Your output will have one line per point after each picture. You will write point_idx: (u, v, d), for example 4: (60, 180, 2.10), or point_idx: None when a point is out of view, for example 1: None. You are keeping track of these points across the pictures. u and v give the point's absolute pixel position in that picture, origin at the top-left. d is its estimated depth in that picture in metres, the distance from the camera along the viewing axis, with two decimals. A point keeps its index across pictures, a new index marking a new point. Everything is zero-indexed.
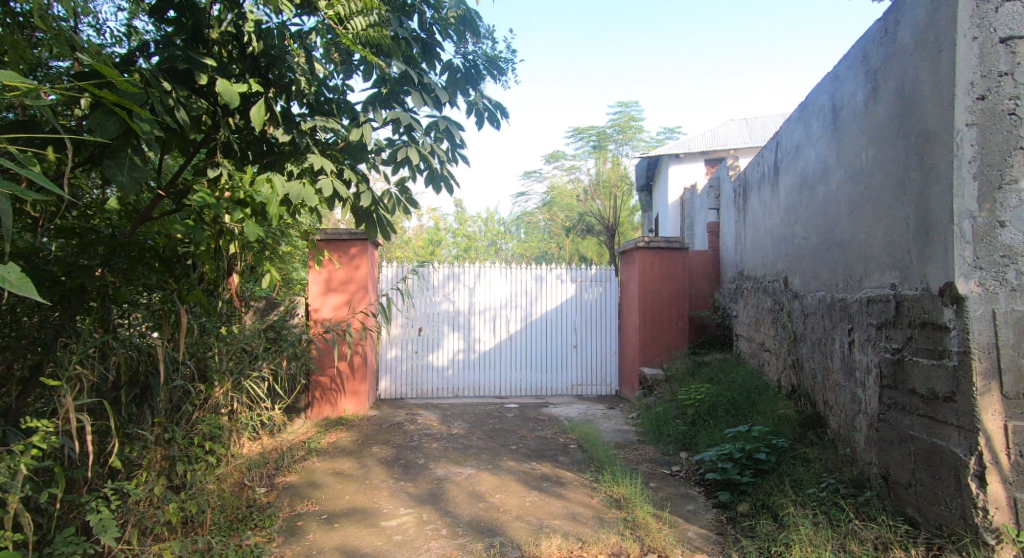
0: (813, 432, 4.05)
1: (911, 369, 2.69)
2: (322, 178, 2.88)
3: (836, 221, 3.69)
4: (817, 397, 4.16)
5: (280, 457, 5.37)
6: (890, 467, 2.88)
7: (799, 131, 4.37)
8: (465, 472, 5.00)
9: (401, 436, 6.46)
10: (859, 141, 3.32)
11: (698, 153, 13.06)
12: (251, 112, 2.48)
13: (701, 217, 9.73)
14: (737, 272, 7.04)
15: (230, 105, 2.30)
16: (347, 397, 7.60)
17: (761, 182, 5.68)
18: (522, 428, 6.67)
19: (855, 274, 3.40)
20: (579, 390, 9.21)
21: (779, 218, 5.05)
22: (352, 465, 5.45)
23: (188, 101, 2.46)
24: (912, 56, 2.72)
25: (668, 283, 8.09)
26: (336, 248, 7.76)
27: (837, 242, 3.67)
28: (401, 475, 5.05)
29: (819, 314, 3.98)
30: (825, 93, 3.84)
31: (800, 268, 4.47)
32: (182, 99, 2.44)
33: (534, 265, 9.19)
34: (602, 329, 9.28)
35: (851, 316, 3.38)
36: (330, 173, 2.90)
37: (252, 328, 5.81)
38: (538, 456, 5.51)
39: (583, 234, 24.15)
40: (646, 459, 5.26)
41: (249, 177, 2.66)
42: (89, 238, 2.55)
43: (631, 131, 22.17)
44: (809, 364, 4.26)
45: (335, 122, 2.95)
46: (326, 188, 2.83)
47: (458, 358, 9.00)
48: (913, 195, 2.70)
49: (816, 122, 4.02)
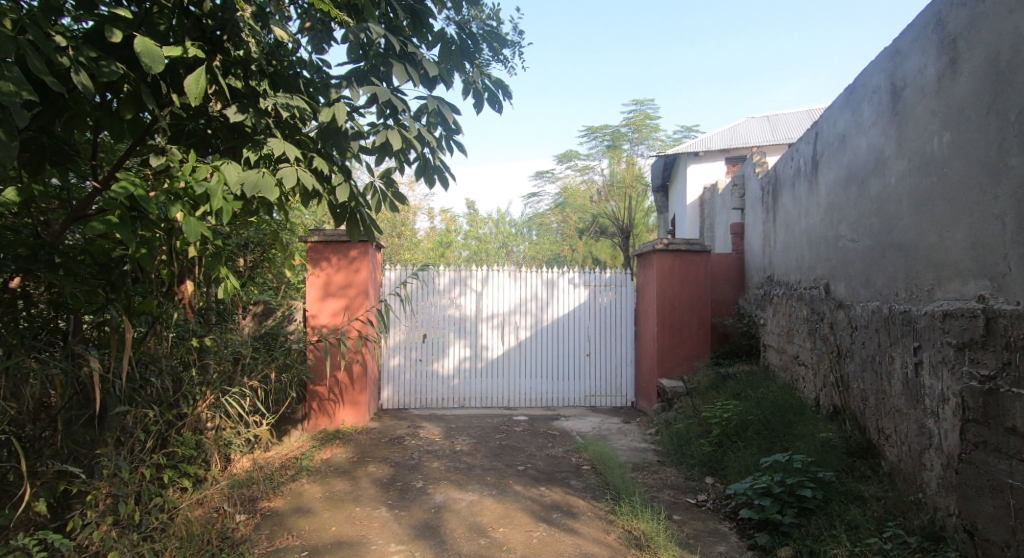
0: (865, 465, 3.52)
1: (1011, 404, 2.16)
2: (285, 167, 2.41)
3: (895, 220, 3.18)
4: (869, 423, 3.63)
5: (267, 479, 4.92)
6: (978, 521, 2.36)
7: (846, 118, 3.86)
8: (466, 500, 4.51)
9: (400, 453, 5.98)
10: (928, 125, 2.81)
11: (718, 151, 12.52)
12: (187, 81, 2.15)
13: (723, 217, 9.19)
14: (765, 277, 6.49)
15: (153, 70, 2.01)
16: (347, 408, 7.17)
17: (795, 178, 5.16)
18: (531, 445, 6.17)
19: (921, 282, 2.88)
20: (592, 401, 8.69)
21: (819, 218, 4.52)
22: (345, 487, 4.98)
23: (99, 67, 2.11)
24: (1010, 14, 2.21)
25: (688, 289, 7.57)
26: (334, 249, 7.32)
27: (897, 245, 3.15)
28: (396, 501, 4.57)
29: (873, 327, 3.45)
30: (881, 73, 3.34)
31: (847, 273, 3.94)
32: (94, 63, 2.10)
33: (545, 269, 8.70)
34: (617, 336, 8.75)
35: (918, 332, 2.86)
36: (296, 162, 2.44)
37: (239, 337, 5.39)
38: (547, 479, 5.01)
39: (596, 237, 23.49)
40: (669, 485, 4.74)
41: (191, 164, 2.20)
42: (7, 239, 2.18)
43: (647, 130, 21.61)
44: (860, 385, 3.72)
45: (302, 101, 2.46)
46: (288, 180, 2.35)
47: (465, 366, 8.53)
48: (1013, 186, 2.19)
49: (868, 107, 3.51)
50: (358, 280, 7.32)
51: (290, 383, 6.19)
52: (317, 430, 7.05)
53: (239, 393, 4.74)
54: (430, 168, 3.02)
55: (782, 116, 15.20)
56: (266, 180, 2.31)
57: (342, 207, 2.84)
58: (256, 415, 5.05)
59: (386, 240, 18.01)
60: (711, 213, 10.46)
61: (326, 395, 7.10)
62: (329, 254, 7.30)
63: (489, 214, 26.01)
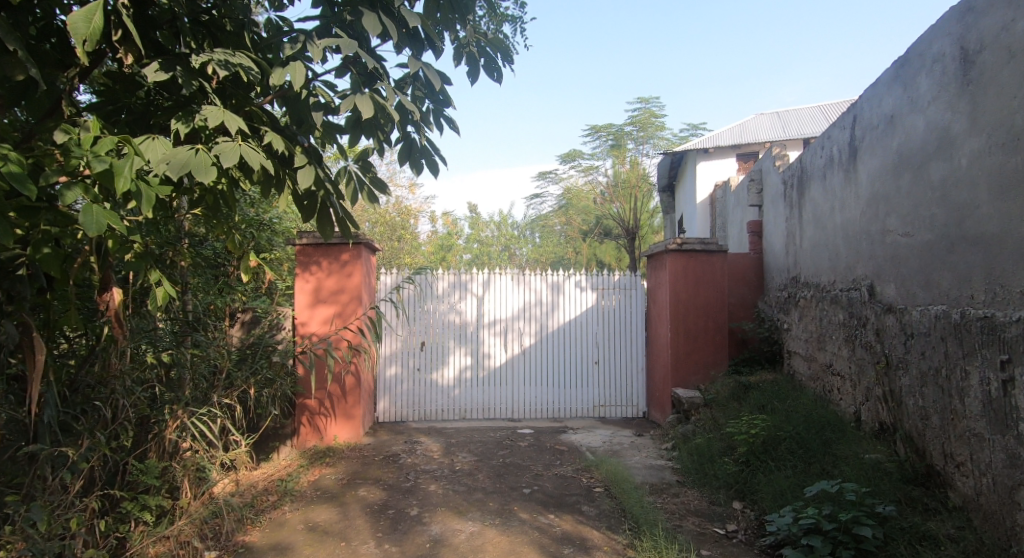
0: (929, 496, 3.04)
1: None
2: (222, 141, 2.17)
3: (968, 209, 2.71)
4: (931, 446, 3.14)
5: (246, 507, 4.45)
6: None
7: (895, 95, 3.40)
8: (466, 532, 4.01)
9: (394, 473, 5.49)
10: (1017, 93, 2.35)
11: (728, 147, 12.08)
12: (76, 22, 2.13)
13: (738, 214, 8.70)
14: (790, 278, 5.98)
15: None
16: (339, 422, 6.67)
17: (826, 168, 4.69)
18: (538, 463, 5.68)
19: (1013, 281, 2.40)
20: (602, 412, 8.19)
21: (858, 211, 4.05)
22: (331, 516, 4.47)
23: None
24: None
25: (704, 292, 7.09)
26: (324, 253, 6.84)
27: (972, 238, 2.68)
28: (387, 533, 4.08)
29: (936, 335, 2.97)
30: (945, 38, 2.88)
31: (897, 273, 3.47)
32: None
33: (549, 272, 8.21)
34: (627, 342, 8.25)
35: (1008, 342, 2.38)
36: (240, 136, 2.22)
37: (214, 348, 4.92)
38: (556, 504, 4.52)
39: (600, 239, 22.98)
40: (692, 511, 4.25)
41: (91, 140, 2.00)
42: None
43: (652, 128, 21.17)
44: (917, 403, 3.24)
45: (242, 58, 2.40)
46: (224, 153, 2.10)
47: (465, 375, 8.04)
48: None
49: (927, 79, 3.05)
50: (351, 285, 6.83)
51: (275, 398, 5.71)
52: (306, 447, 6.58)
53: (213, 412, 4.28)
54: (415, 152, 2.72)
55: (792, 112, 14.68)
56: (201, 158, 2.10)
57: (312, 198, 2.58)
58: (233, 435, 4.58)
59: (384, 245, 17.55)
60: (724, 212, 9.96)
61: (317, 408, 6.64)
62: (319, 257, 6.82)
63: (491, 217, 25.57)
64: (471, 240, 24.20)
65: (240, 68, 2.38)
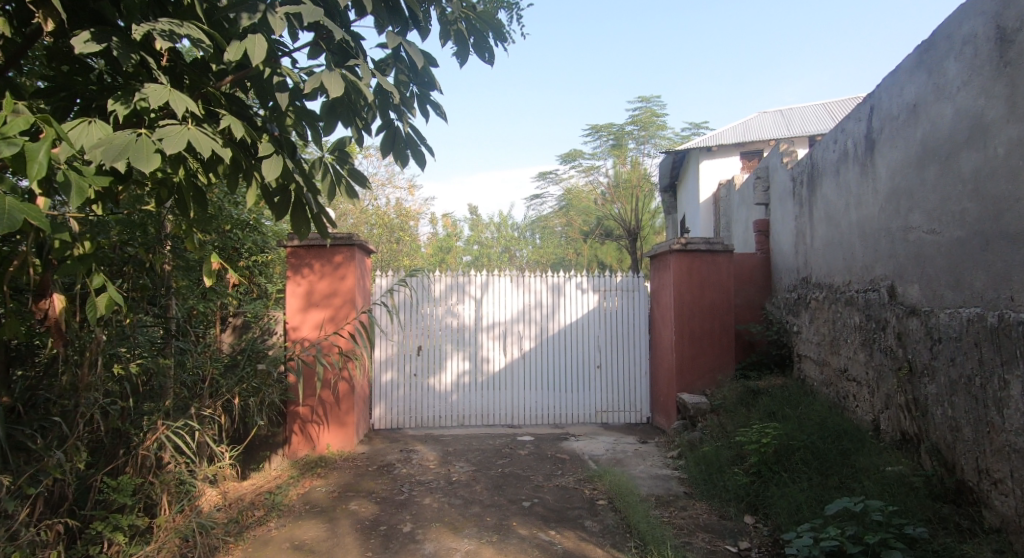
0: (961, 516, 2.81)
1: None
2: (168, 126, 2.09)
3: (1006, 202, 2.48)
4: (961, 460, 2.90)
5: (229, 524, 4.22)
6: None
7: (919, 82, 3.18)
8: (461, 550, 3.77)
9: (388, 484, 5.26)
10: None
11: (731, 145, 11.87)
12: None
13: (743, 213, 8.48)
14: (800, 278, 5.75)
15: None
16: (332, 430, 6.46)
17: (839, 163, 4.46)
18: (538, 473, 5.45)
19: None
20: (604, 417, 7.94)
21: (875, 207, 3.82)
22: (319, 532, 4.24)
23: None
24: None
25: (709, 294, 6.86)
26: (316, 255, 6.61)
27: (1012, 234, 2.46)
28: (378, 552, 3.84)
29: (969, 340, 2.74)
30: (978, 17, 2.65)
31: (921, 272, 3.24)
32: None
33: (549, 273, 7.98)
34: (630, 345, 8.02)
35: None
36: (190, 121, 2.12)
37: (197, 354, 4.69)
38: (558, 519, 4.29)
39: (601, 239, 22.75)
40: (701, 526, 4.02)
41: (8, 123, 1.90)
42: None
43: (653, 127, 20.97)
44: (945, 413, 3.00)
45: (191, 28, 2.24)
46: (166, 139, 2.01)
47: (463, 381, 7.81)
48: None
49: (955, 63, 2.83)
50: (344, 287, 6.60)
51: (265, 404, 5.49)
52: (298, 456, 6.37)
53: (193, 424, 4.04)
54: (399, 143, 2.70)
55: (795, 110, 14.46)
56: (141, 145, 2.01)
57: (285, 194, 2.61)
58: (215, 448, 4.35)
59: (382, 247, 17.36)
60: (728, 211, 9.75)
61: (310, 414, 6.42)
62: (311, 260, 6.59)
63: (490, 218, 25.41)
64: (471, 242, 24.01)
65: (188, 38, 2.23)
